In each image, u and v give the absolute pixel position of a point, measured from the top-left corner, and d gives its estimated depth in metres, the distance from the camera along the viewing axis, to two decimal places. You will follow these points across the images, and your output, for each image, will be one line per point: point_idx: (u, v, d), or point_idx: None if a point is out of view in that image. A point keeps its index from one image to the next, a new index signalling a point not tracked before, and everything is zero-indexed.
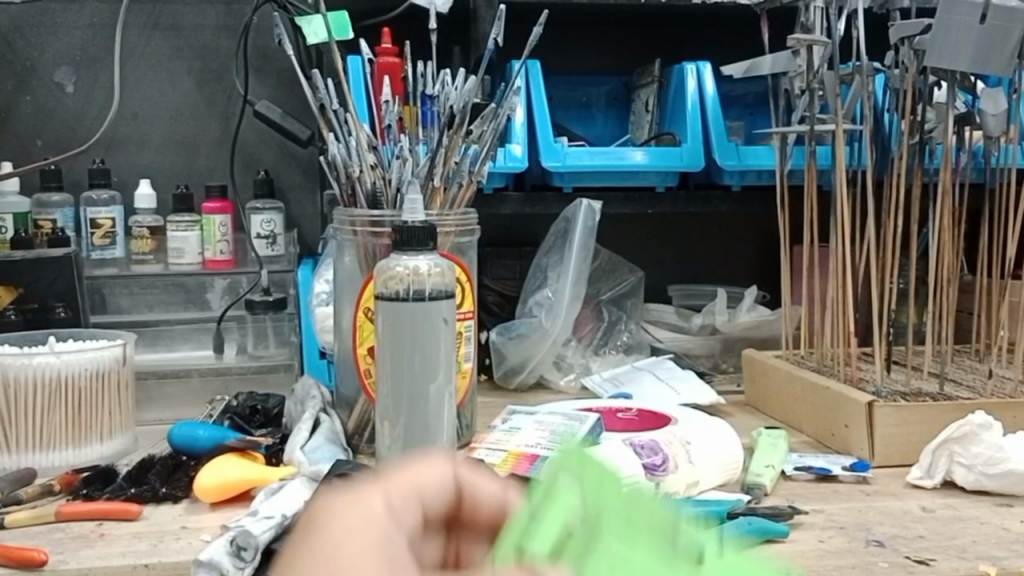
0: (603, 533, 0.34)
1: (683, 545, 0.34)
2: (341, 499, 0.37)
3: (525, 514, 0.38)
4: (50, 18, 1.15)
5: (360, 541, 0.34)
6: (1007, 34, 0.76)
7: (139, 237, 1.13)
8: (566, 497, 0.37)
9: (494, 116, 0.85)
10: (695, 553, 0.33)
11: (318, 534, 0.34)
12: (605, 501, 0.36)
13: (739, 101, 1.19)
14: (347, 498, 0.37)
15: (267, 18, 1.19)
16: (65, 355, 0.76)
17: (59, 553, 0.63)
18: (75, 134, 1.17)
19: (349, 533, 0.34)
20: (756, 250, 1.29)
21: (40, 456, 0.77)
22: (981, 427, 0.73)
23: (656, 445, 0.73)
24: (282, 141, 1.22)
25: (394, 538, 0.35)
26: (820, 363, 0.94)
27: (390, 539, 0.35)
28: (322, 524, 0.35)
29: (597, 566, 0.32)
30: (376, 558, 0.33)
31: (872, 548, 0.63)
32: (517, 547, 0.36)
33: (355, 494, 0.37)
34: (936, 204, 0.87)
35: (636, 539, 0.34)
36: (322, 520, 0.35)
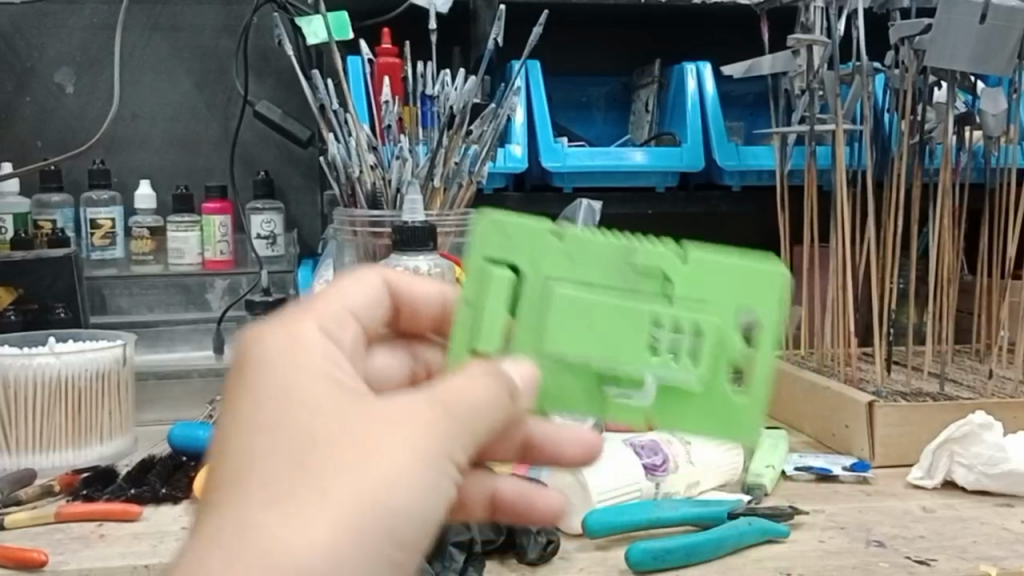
0: (551, 310, 0.42)
1: (641, 264, 0.43)
2: (276, 326, 0.40)
3: (466, 295, 0.44)
4: (49, 19, 1.14)
5: (302, 365, 0.37)
6: (1008, 32, 0.76)
7: (139, 238, 1.13)
8: (505, 262, 0.43)
9: (494, 116, 0.85)
10: (644, 289, 0.43)
11: (261, 363, 0.37)
12: (545, 259, 0.42)
13: (739, 101, 1.19)
14: (282, 325, 0.40)
15: (267, 19, 1.19)
16: (65, 356, 0.76)
17: (59, 554, 0.63)
18: (75, 135, 1.17)
19: (291, 363, 0.38)
20: (756, 250, 1.29)
21: (40, 457, 0.77)
22: (981, 427, 0.73)
23: (656, 445, 0.72)
24: (282, 142, 1.22)
25: (333, 356, 0.39)
26: (820, 363, 0.94)
27: (329, 358, 0.39)
28: (261, 353, 0.38)
29: (556, 331, 0.42)
30: (322, 377, 0.37)
31: (872, 548, 0.63)
32: (470, 347, 0.44)
33: (290, 320, 0.41)
34: (935, 204, 0.87)
35: (588, 307, 0.42)
36: (259, 351, 0.38)
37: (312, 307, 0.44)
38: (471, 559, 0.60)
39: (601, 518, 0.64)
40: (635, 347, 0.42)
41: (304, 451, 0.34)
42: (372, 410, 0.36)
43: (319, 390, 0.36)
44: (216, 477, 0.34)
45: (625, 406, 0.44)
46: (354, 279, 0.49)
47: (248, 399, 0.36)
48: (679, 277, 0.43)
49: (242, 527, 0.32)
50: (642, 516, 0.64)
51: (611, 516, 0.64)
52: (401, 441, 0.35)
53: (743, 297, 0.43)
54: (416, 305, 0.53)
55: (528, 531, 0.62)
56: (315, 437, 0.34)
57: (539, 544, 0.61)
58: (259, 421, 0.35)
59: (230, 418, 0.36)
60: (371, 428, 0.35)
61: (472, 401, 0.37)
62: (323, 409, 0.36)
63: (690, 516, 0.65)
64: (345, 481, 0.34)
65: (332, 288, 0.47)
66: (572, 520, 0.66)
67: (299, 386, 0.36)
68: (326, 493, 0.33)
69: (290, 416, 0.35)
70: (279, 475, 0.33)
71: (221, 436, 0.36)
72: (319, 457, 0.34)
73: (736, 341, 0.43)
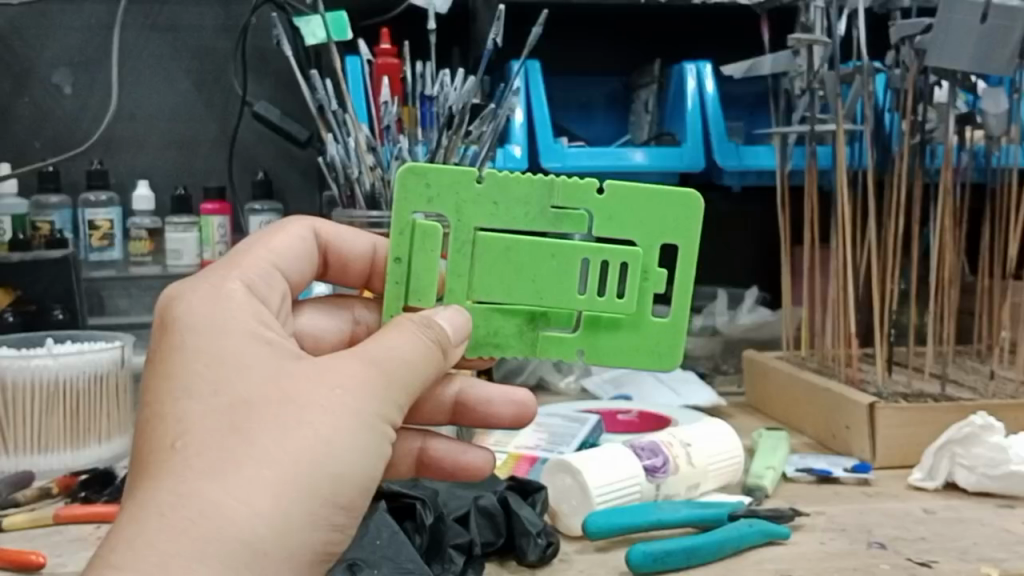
0: (478, 258, 0.50)
1: (559, 204, 0.50)
2: (203, 289, 0.45)
3: (397, 250, 0.51)
4: (47, 19, 1.14)
5: (229, 328, 0.43)
6: (1008, 33, 0.75)
7: (138, 239, 1.13)
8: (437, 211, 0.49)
9: (494, 117, 0.84)
10: (564, 229, 0.50)
11: (187, 325, 0.43)
12: (471, 209, 0.49)
13: (739, 101, 1.18)
14: (209, 288, 0.45)
15: (265, 18, 1.19)
16: (63, 357, 0.76)
17: (57, 556, 0.62)
18: (73, 136, 1.16)
19: (220, 322, 0.43)
20: (757, 251, 1.29)
21: (38, 459, 0.77)
22: (983, 428, 0.72)
23: (656, 446, 0.72)
24: (280, 142, 1.21)
25: (259, 311, 0.45)
26: (821, 364, 0.93)
27: (256, 316, 0.44)
28: (188, 315, 0.43)
29: (485, 280, 0.51)
30: (249, 341, 0.42)
31: (873, 550, 0.63)
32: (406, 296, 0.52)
33: (218, 280, 0.46)
34: (937, 205, 0.87)
35: (512, 254, 0.50)
36: (186, 309, 0.43)
37: (238, 264, 0.49)
38: (471, 562, 0.60)
39: (601, 521, 0.63)
40: (560, 288, 0.51)
41: (236, 418, 0.39)
42: (300, 371, 0.42)
43: (247, 353, 0.42)
44: (151, 443, 0.39)
45: (556, 344, 0.52)
46: (286, 229, 0.54)
47: (177, 363, 0.41)
48: (595, 217, 0.50)
49: (182, 488, 0.37)
50: (642, 518, 0.64)
51: (611, 518, 0.64)
52: (331, 404, 0.41)
53: (656, 232, 0.51)
54: (345, 259, 0.58)
55: (528, 534, 0.61)
56: (248, 401, 0.40)
57: (538, 546, 0.61)
58: (192, 384, 0.40)
59: (161, 386, 0.41)
60: (298, 390, 0.41)
61: (397, 353, 0.44)
62: (253, 372, 0.41)
63: (690, 518, 0.64)
64: (275, 441, 0.39)
65: (260, 236, 0.53)
66: (572, 521, 0.66)
67: (227, 350, 0.41)
68: (260, 456, 0.38)
69: (220, 384, 0.40)
70: (210, 441, 0.38)
71: (151, 401, 0.40)
72: (251, 421, 0.39)
73: (657, 273, 0.51)
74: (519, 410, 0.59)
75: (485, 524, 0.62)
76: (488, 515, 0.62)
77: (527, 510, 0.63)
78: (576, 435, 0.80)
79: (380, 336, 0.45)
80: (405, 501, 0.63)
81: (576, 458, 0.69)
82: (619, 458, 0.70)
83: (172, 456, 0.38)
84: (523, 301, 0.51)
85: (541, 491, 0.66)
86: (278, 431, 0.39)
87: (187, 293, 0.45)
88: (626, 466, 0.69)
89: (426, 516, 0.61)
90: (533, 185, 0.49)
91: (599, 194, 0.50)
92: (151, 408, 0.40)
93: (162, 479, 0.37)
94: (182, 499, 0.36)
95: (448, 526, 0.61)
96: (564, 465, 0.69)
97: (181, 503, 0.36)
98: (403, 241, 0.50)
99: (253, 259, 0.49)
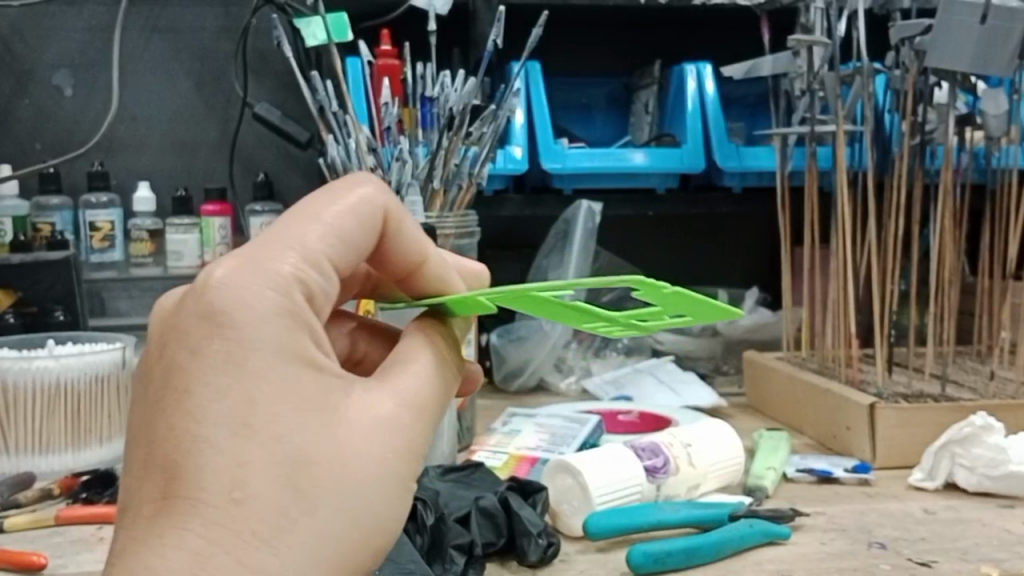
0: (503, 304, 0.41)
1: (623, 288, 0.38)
2: (257, 281, 0.39)
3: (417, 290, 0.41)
4: (47, 21, 1.14)
5: (282, 357, 0.38)
6: (1008, 34, 0.76)
7: (138, 240, 1.13)
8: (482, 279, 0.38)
9: (493, 118, 0.86)
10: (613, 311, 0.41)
11: (239, 346, 0.38)
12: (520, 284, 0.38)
13: (739, 102, 1.19)
14: (257, 294, 0.38)
15: (266, 20, 1.19)
16: (64, 359, 0.76)
17: (59, 557, 0.63)
18: (74, 138, 1.16)
19: (282, 346, 0.38)
20: (756, 252, 1.29)
21: (39, 460, 0.77)
22: (983, 428, 0.72)
23: (656, 446, 0.72)
24: (280, 144, 1.22)
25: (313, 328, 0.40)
26: (821, 365, 0.93)
27: (312, 336, 0.40)
28: (246, 325, 0.38)
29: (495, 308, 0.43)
30: (307, 375, 0.39)
31: (874, 551, 0.63)
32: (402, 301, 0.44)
33: (273, 272, 0.39)
34: (936, 205, 0.87)
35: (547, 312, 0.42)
36: (245, 317, 0.38)
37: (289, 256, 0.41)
38: (472, 562, 0.60)
39: (600, 521, 0.63)
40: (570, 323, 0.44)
41: (296, 477, 0.37)
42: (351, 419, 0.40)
43: (299, 395, 0.38)
44: (182, 465, 0.36)
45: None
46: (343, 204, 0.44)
47: (230, 389, 0.37)
48: (655, 299, 0.41)
49: (220, 535, 0.35)
50: (642, 518, 0.64)
51: (611, 519, 0.64)
52: (376, 464, 0.40)
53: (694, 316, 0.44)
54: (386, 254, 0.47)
55: (528, 534, 0.61)
56: (310, 461, 0.38)
57: (539, 547, 0.61)
58: (250, 423, 0.37)
59: (206, 408, 0.37)
60: (353, 451, 0.39)
61: (432, 396, 0.44)
62: (312, 424, 0.38)
63: (691, 518, 0.65)
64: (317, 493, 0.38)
65: (311, 210, 0.43)
66: (572, 522, 0.66)
67: (287, 387, 0.38)
68: (312, 518, 0.37)
69: (280, 433, 0.37)
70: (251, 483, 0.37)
71: (192, 417, 0.37)
72: (310, 483, 0.38)
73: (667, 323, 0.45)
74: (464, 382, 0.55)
75: (486, 524, 0.62)
76: (489, 516, 0.63)
77: (527, 510, 0.63)
78: (576, 436, 0.81)
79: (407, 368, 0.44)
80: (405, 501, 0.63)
81: (576, 459, 0.69)
82: (619, 458, 0.70)
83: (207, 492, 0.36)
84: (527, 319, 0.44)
85: (541, 492, 0.66)
86: (333, 497, 0.38)
87: (237, 289, 0.38)
88: (627, 466, 0.69)
89: (427, 517, 0.61)
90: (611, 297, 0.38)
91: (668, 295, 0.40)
92: (189, 425, 0.36)
93: (194, 513, 0.36)
94: (218, 545, 0.35)
95: (449, 526, 0.61)
96: (564, 466, 0.69)
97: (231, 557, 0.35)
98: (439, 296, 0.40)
99: (311, 244, 0.42)
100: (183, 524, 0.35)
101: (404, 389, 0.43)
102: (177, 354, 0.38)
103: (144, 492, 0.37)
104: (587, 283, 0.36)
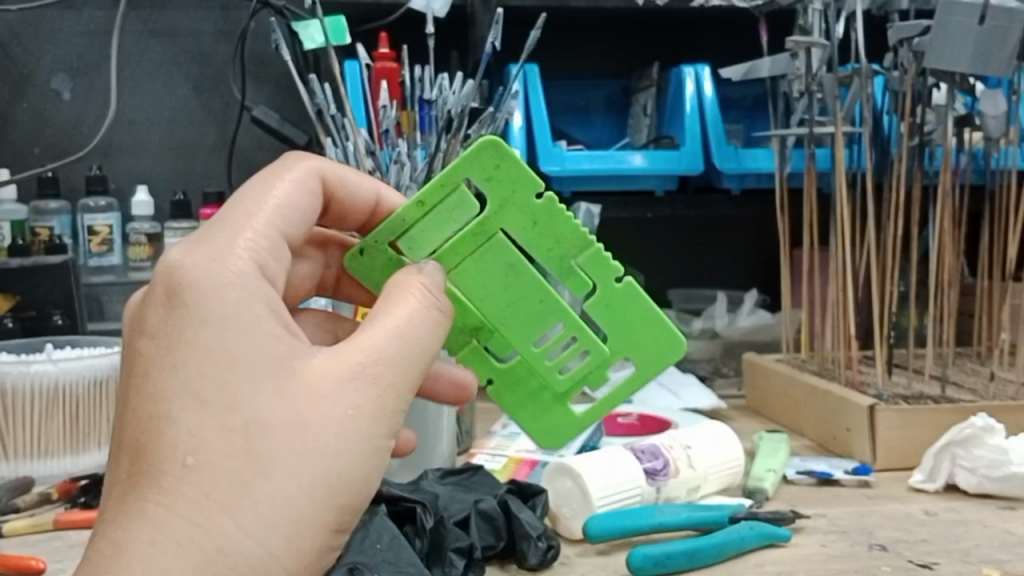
0: (486, 248, 0.50)
1: (583, 264, 0.51)
2: (213, 256, 0.40)
3: (422, 197, 0.50)
4: (45, 25, 1.14)
5: (237, 327, 0.39)
6: (1007, 34, 0.75)
7: (136, 244, 1.13)
8: (480, 181, 0.49)
9: (491, 121, 0.85)
10: (566, 285, 0.51)
11: (195, 316, 0.38)
12: (509, 209, 0.49)
13: (737, 104, 1.19)
14: (209, 265, 0.40)
15: (265, 23, 1.19)
16: (63, 363, 0.76)
17: (56, 561, 0.62)
18: (72, 143, 1.16)
19: (237, 315, 0.39)
20: (755, 255, 1.29)
21: (37, 465, 0.77)
22: (984, 430, 0.72)
23: (656, 449, 0.72)
24: (278, 147, 1.22)
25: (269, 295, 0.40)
26: (821, 366, 0.93)
27: (267, 304, 0.40)
28: (203, 295, 0.39)
29: (470, 274, 0.51)
30: (263, 340, 0.39)
31: (874, 553, 0.63)
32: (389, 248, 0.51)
33: (228, 245, 0.41)
34: (937, 205, 0.87)
35: (508, 273, 0.51)
36: (197, 293, 0.39)
37: (244, 228, 0.42)
38: (472, 566, 0.60)
39: (601, 524, 0.63)
40: (523, 329, 0.52)
41: (253, 442, 0.38)
42: (312, 377, 0.40)
43: (256, 366, 0.38)
44: (148, 438, 0.37)
45: (480, 362, 0.53)
46: (298, 171, 0.48)
47: (183, 362, 0.38)
48: (602, 314, 0.52)
49: (187, 510, 0.36)
50: (643, 521, 0.64)
51: (611, 521, 0.63)
52: (349, 433, 0.40)
53: (630, 347, 0.52)
54: (346, 209, 0.52)
55: (528, 537, 0.61)
56: (276, 438, 0.38)
57: (539, 550, 0.61)
58: (203, 396, 0.37)
59: (163, 385, 0.38)
60: (316, 416, 0.39)
61: (410, 349, 0.42)
62: (267, 388, 0.38)
63: (690, 520, 0.64)
64: (295, 472, 0.38)
65: (273, 177, 0.46)
66: (573, 525, 0.66)
67: (238, 352, 0.38)
68: (277, 487, 0.38)
69: (234, 400, 0.38)
70: (228, 463, 0.37)
71: (150, 397, 0.38)
72: (267, 448, 0.38)
73: (600, 376, 0.53)
74: (461, 392, 0.57)
75: (486, 528, 0.62)
76: (489, 519, 0.63)
77: (527, 513, 0.63)
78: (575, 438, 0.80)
79: (388, 315, 0.43)
80: (405, 505, 0.62)
81: (577, 462, 0.69)
82: (618, 461, 0.70)
83: (183, 473, 0.37)
84: (484, 311, 0.51)
85: (541, 495, 0.66)
86: (293, 462, 0.38)
87: (195, 265, 0.39)
88: (626, 468, 0.69)
89: (426, 520, 0.61)
90: (574, 234, 0.50)
91: (617, 283, 0.51)
92: (151, 406, 0.38)
93: (172, 498, 0.36)
94: (196, 529, 0.36)
95: (449, 530, 0.61)
96: (564, 468, 0.68)
97: (200, 529, 0.36)
98: (435, 194, 0.49)
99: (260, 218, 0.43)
100: (154, 505, 0.37)
101: (372, 345, 0.41)
102: (136, 342, 0.39)
103: (115, 475, 0.38)
104: (560, 202, 0.50)
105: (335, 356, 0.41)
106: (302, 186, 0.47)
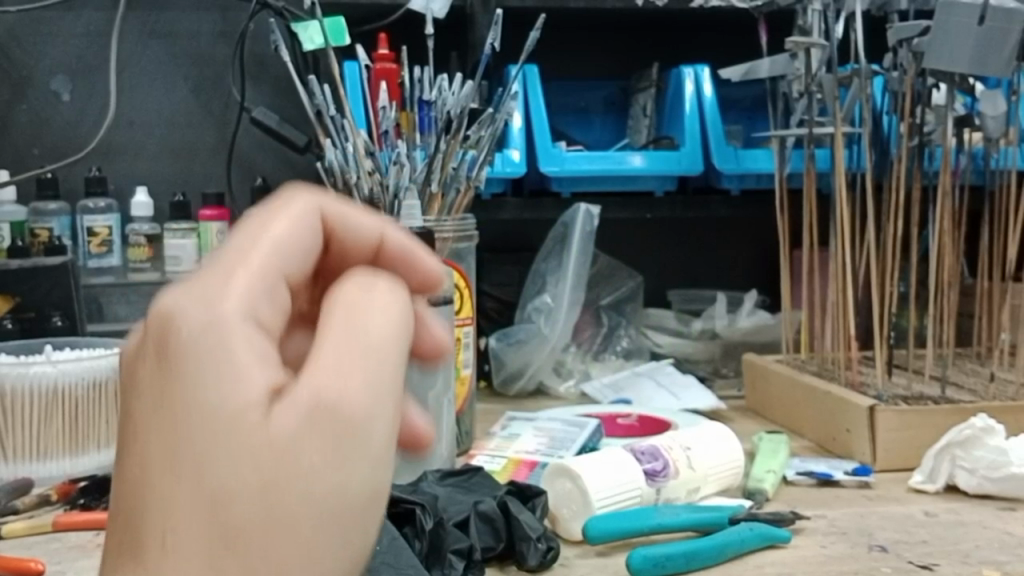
0: None
1: None
2: (204, 298, 0.32)
3: None
4: (45, 26, 1.14)
5: (217, 389, 0.30)
6: (1006, 34, 0.75)
7: (136, 245, 1.12)
8: None
9: (490, 122, 0.85)
10: None
11: (180, 370, 0.31)
12: None
13: (736, 105, 1.19)
14: (197, 309, 0.32)
15: (264, 24, 1.19)
16: (62, 364, 0.76)
17: (55, 564, 0.62)
18: (71, 144, 1.16)
19: (218, 373, 0.31)
20: (755, 255, 1.29)
21: (37, 467, 0.77)
22: (983, 430, 0.72)
23: (656, 450, 0.72)
24: (278, 148, 1.22)
25: (257, 351, 0.32)
26: (821, 367, 0.93)
27: (249, 359, 0.31)
28: (192, 354, 0.31)
29: None
30: (240, 405, 0.30)
31: (874, 554, 0.63)
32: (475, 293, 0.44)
33: (219, 291, 0.33)
34: (937, 205, 0.87)
35: None
36: (182, 347, 0.31)
37: (234, 270, 0.33)
38: (472, 567, 0.60)
39: (601, 525, 0.63)
40: None
41: (222, 525, 0.30)
42: (287, 446, 0.31)
43: (231, 433, 0.30)
44: (128, 515, 0.31)
45: None
46: (296, 206, 0.37)
47: (159, 431, 0.31)
48: None
49: None
50: (643, 522, 0.64)
51: (611, 522, 0.63)
52: (333, 509, 0.31)
53: None
54: (348, 245, 0.39)
55: (528, 538, 0.61)
56: (249, 519, 0.30)
57: (539, 551, 0.61)
58: (175, 470, 0.30)
59: (139, 454, 0.31)
60: (294, 495, 0.31)
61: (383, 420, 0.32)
62: (241, 462, 0.30)
63: (690, 522, 0.64)
64: (268, 562, 0.30)
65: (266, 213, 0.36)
66: (572, 526, 0.66)
67: (213, 415, 0.30)
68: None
69: (204, 476, 0.30)
70: (196, 551, 0.30)
71: (133, 466, 0.31)
72: (242, 533, 0.30)
73: None
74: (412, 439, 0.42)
75: (485, 529, 0.62)
76: (489, 520, 0.63)
77: (526, 514, 0.63)
78: (575, 439, 0.80)
79: (374, 377, 0.32)
80: (404, 506, 0.62)
81: (576, 462, 0.68)
82: (618, 463, 0.69)
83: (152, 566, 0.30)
84: None
85: (541, 496, 0.66)
86: (263, 546, 0.30)
87: (187, 313, 0.32)
88: (626, 471, 0.69)
89: (425, 521, 0.61)
90: None
91: None
92: (132, 476, 0.31)
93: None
94: None
95: (448, 531, 0.61)
96: (563, 469, 0.68)
97: None
98: None
99: (254, 256, 0.34)
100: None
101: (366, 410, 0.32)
102: (128, 403, 0.32)
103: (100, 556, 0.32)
104: None
105: (316, 432, 0.31)
106: (296, 229, 0.36)
